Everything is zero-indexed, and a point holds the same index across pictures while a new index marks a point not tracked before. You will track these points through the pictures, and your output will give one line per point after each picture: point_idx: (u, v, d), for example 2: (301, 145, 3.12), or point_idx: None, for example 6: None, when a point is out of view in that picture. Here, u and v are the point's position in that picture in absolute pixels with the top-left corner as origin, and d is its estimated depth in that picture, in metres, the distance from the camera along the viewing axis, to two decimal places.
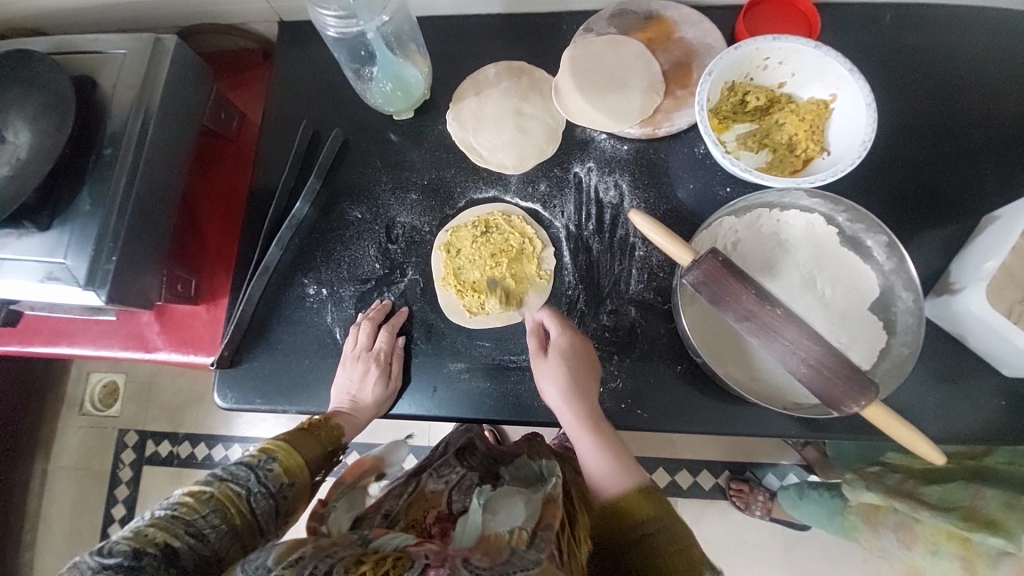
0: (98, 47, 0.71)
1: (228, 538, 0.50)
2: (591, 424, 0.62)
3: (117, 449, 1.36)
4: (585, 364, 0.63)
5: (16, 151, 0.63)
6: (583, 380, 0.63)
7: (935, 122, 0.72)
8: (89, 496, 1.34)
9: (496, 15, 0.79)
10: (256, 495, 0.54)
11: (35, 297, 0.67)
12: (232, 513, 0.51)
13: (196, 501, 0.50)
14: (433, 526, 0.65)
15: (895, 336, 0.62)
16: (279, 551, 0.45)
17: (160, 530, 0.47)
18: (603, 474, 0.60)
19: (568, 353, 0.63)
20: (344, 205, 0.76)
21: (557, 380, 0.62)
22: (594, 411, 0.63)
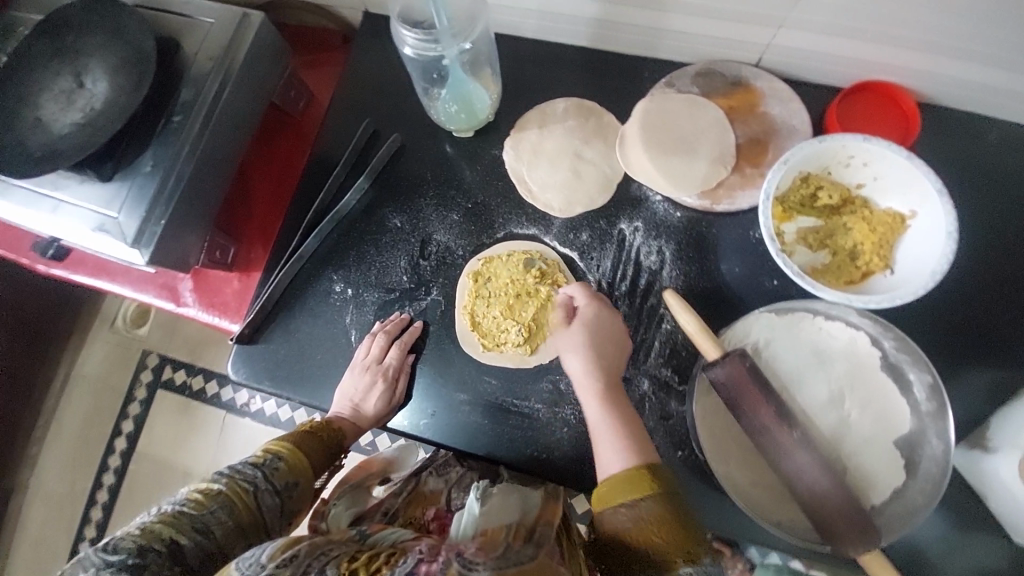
0: (188, 11, 0.73)
1: (233, 533, 0.54)
2: (601, 389, 0.62)
3: (137, 368, 1.44)
4: (611, 335, 0.64)
5: (92, 101, 0.68)
6: (603, 349, 0.63)
7: (1019, 259, 0.66)
8: (103, 406, 1.43)
9: (579, 47, 0.77)
10: (263, 492, 0.57)
11: (86, 242, 0.70)
12: (238, 509, 0.55)
13: (204, 497, 0.54)
14: (432, 523, 0.70)
15: (914, 480, 0.59)
16: (274, 549, 0.48)
17: (166, 526, 0.51)
18: (608, 448, 0.58)
19: (595, 320, 0.64)
20: (386, 210, 0.76)
21: (577, 349, 0.63)
22: (612, 382, 0.62)
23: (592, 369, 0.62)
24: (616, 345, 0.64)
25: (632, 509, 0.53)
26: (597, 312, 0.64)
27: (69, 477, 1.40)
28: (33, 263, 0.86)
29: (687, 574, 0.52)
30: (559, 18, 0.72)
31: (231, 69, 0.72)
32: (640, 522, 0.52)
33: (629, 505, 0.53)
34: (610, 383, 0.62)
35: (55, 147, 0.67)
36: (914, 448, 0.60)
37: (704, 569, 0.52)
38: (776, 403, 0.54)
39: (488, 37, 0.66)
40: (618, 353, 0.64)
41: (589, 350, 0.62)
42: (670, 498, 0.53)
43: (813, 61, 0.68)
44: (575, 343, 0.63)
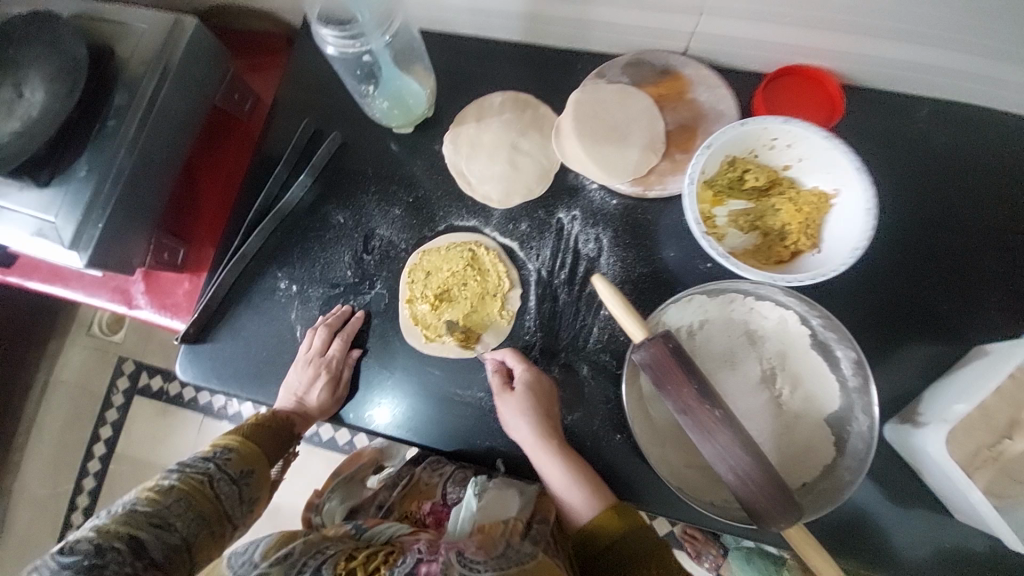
0: (122, 19, 0.73)
1: (195, 523, 0.53)
2: (549, 440, 0.63)
3: (114, 374, 1.43)
4: (545, 392, 0.65)
5: (30, 110, 0.69)
6: (541, 406, 0.64)
7: (948, 232, 0.68)
8: (81, 414, 1.42)
9: (516, 40, 0.78)
10: (219, 482, 0.57)
11: (25, 248, 0.70)
12: (194, 499, 0.54)
13: (157, 494, 0.53)
14: (427, 516, 0.71)
15: (842, 456, 0.59)
16: (267, 548, 0.52)
17: (121, 524, 0.50)
18: (573, 496, 0.61)
19: (534, 382, 0.65)
20: (330, 208, 0.77)
21: (519, 413, 0.63)
22: (556, 431, 0.64)
23: (533, 422, 0.63)
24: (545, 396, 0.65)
25: (621, 549, 0.57)
26: (534, 375, 0.66)
27: (48, 486, 1.39)
28: None
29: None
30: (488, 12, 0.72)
31: (167, 71, 0.72)
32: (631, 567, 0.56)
33: (612, 542, 0.58)
34: (561, 442, 0.64)
35: None
36: (842, 424, 0.60)
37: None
38: (698, 379, 0.54)
39: (402, 31, 0.70)
40: (555, 405, 0.65)
41: (535, 414, 0.63)
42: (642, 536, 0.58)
43: (738, 45, 0.70)
44: (517, 409, 0.64)
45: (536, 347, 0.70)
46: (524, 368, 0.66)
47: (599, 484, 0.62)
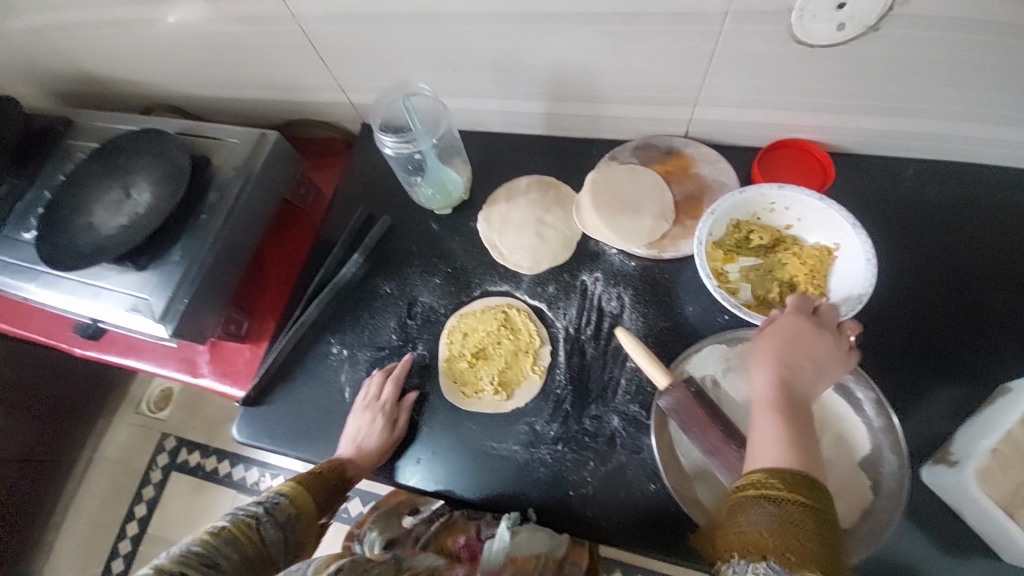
0: (218, 136, 0.90)
1: (241, 564, 0.56)
2: (777, 404, 0.52)
3: (155, 451, 1.50)
4: (806, 342, 0.56)
5: (136, 208, 0.83)
6: (796, 360, 0.55)
7: (955, 278, 0.72)
8: (119, 492, 1.47)
9: (538, 134, 0.92)
10: (264, 524, 0.61)
11: (120, 322, 0.81)
12: (241, 544, 0.57)
13: (210, 536, 0.57)
14: (462, 549, 0.73)
15: (879, 499, 0.58)
16: (319, 563, 0.52)
17: (178, 563, 0.52)
18: (766, 447, 0.49)
19: (793, 329, 0.56)
20: (379, 279, 0.87)
21: (766, 362, 0.55)
22: (793, 402, 0.53)
23: (772, 381, 0.54)
24: (805, 348, 0.56)
25: (768, 511, 0.45)
26: (802, 319, 0.57)
27: (78, 567, 1.40)
28: (68, 346, 0.97)
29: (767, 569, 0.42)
30: (518, 111, 0.88)
31: (251, 172, 0.87)
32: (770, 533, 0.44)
33: (749, 501, 0.46)
34: (791, 400, 0.52)
35: (100, 245, 0.80)
36: (875, 466, 0.60)
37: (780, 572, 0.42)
38: (721, 421, 0.57)
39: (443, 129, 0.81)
40: (806, 373, 0.55)
41: (782, 359, 0.55)
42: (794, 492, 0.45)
43: (731, 126, 0.81)
44: (761, 351, 0.56)
45: (568, 400, 0.73)
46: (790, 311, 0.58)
47: (810, 453, 0.49)
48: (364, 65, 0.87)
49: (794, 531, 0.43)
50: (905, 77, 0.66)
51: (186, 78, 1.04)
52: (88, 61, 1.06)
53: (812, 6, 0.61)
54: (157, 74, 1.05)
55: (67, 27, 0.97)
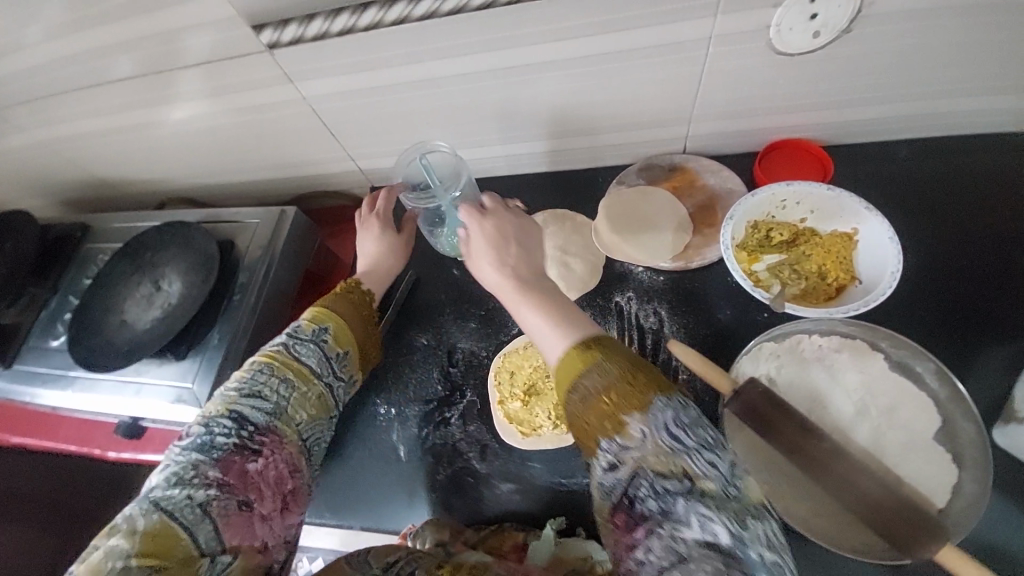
0: (240, 219, 0.93)
1: (283, 388, 0.63)
2: (522, 287, 0.62)
3: None
4: (511, 232, 0.67)
5: (168, 299, 0.84)
6: (506, 249, 0.65)
7: (972, 243, 0.75)
8: None
9: (545, 172, 0.97)
10: (296, 349, 0.66)
11: (165, 415, 0.81)
12: (277, 367, 0.63)
13: (245, 372, 0.62)
14: (510, 553, 0.67)
15: (965, 470, 0.59)
16: (377, 554, 0.56)
17: (221, 405, 0.59)
18: (549, 341, 0.57)
19: (486, 223, 0.67)
20: (413, 333, 0.87)
21: (489, 260, 0.65)
22: (532, 280, 0.63)
23: (507, 269, 0.64)
24: (523, 237, 0.67)
25: (592, 379, 0.52)
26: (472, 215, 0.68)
27: None
28: (103, 451, 0.94)
29: (639, 429, 0.49)
30: (523, 153, 0.93)
31: (276, 249, 0.89)
32: (602, 395, 0.51)
33: (587, 375, 0.52)
34: (530, 284, 0.62)
35: (138, 341, 0.81)
36: (952, 436, 0.61)
37: (660, 418, 0.49)
38: (795, 417, 0.58)
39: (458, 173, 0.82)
40: (530, 245, 0.68)
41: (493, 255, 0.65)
42: (614, 357, 0.53)
43: (727, 137, 0.86)
44: (484, 254, 0.65)
45: None
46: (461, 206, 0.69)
47: (580, 324, 0.57)
48: (371, 133, 0.91)
49: (631, 378, 0.51)
50: (880, 72, 0.72)
51: (195, 170, 1.08)
52: (98, 167, 1.09)
53: (787, 20, 0.65)
54: (167, 170, 1.09)
55: (79, 139, 1.01)
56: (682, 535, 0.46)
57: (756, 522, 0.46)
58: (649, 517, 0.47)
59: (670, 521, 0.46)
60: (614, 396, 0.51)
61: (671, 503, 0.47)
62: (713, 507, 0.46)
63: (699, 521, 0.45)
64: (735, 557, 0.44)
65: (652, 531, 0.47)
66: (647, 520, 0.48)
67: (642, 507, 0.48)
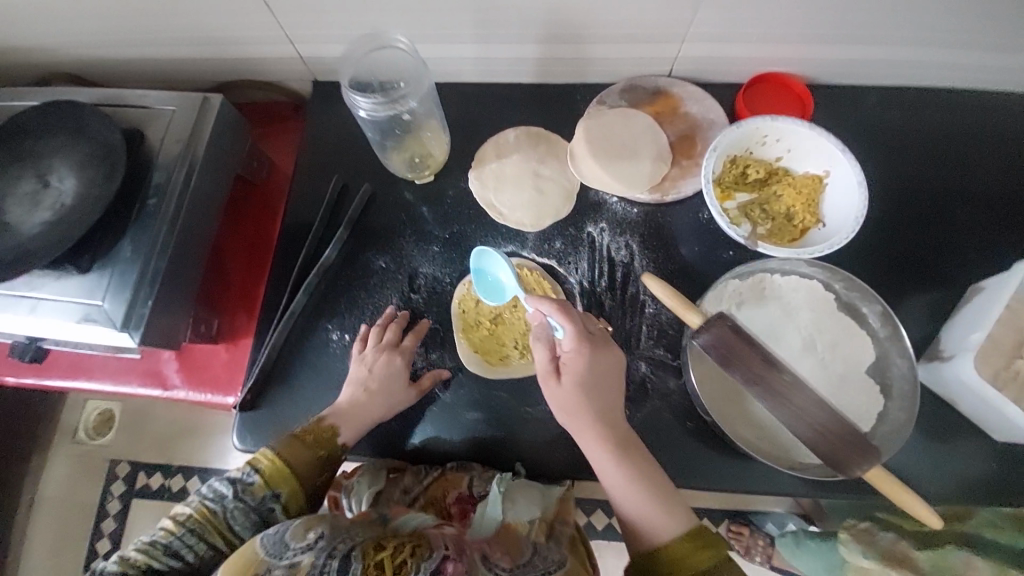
0: (147, 103, 0.76)
1: (210, 553, 0.61)
2: (617, 445, 0.62)
3: (107, 480, 1.52)
4: (600, 365, 0.62)
5: (61, 197, 0.69)
6: (603, 396, 0.62)
7: (921, 194, 0.80)
8: (74, 526, 1.49)
9: (520, 84, 0.88)
10: (232, 509, 0.62)
11: (71, 335, 0.70)
12: (207, 527, 0.61)
13: (175, 525, 0.61)
14: (453, 507, 0.71)
15: (891, 398, 0.66)
16: (299, 530, 0.56)
17: (144, 554, 0.59)
18: (654, 532, 0.60)
19: (594, 379, 0.62)
20: (369, 254, 0.80)
21: (600, 448, 0.62)
22: (623, 438, 0.62)
23: (603, 425, 0.62)
24: (610, 377, 0.63)
25: None
26: (586, 355, 0.62)
27: None
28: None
29: None
30: (498, 57, 0.83)
31: (197, 144, 0.74)
32: None
33: (702, 575, 0.57)
34: (642, 475, 0.61)
35: (25, 247, 0.66)
36: (883, 370, 0.67)
37: None
38: (762, 353, 0.59)
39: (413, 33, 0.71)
40: (605, 379, 0.62)
41: (606, 443, 0.62)
42: (704, 562, 0.58)
43: (716, 62, 0.81)
44: (592, 439, 0.62)
45: None
46: (574, 350, 0.62)
47: (674, 498, 0.61)
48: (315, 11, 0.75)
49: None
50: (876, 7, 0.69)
51: (79, 38, 0.85)
52: None
53: None
54: (38, 34, 0.85)
55: None
56: None
57: None
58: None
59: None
60: None
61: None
62: None
63: None
64: None
65: None
66: None
67: None
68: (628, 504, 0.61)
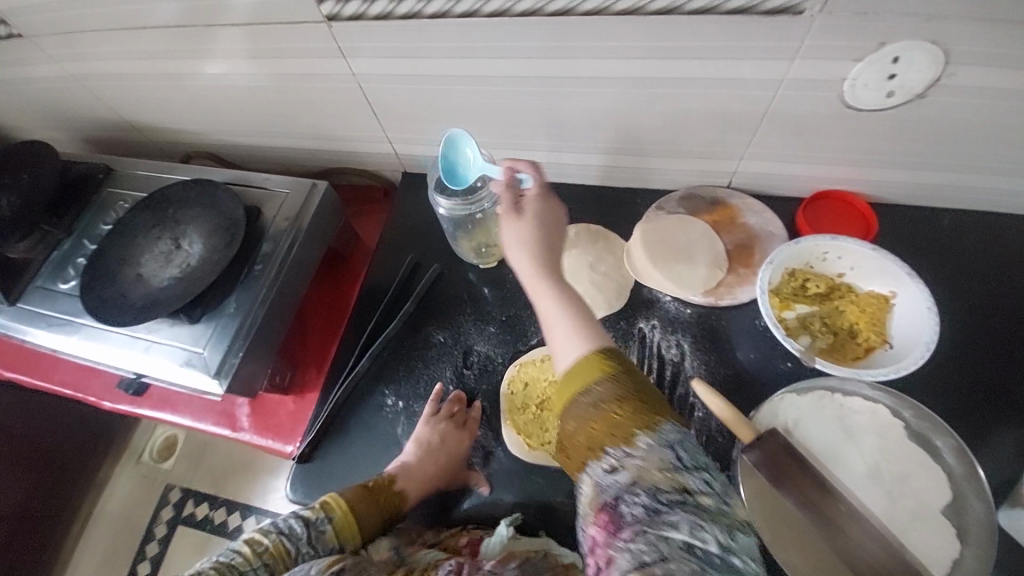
0: (269, 185, 0.92)
1: None
2: (548, 271, 0.61)
3: (160, 503, 1.60)
4: (551, 223, 0.65)
5: (188, 259, 0.82)
6: (547, 241, 0.63)
7: (1000, 322, 0.76)
8: (122, 545, 1.57)
9: (584, 185, 0.96)
10: (304, 552, 0.63)
11: (171, 377, 0.81)
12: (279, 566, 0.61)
13: (252, 555, 0.61)
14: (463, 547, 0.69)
15: (971, 549, 0.59)
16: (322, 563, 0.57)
17: None
18: (564, 339, 0.56)
19: (537, 214, 0.65)
20: (430, 328, 0.87)
21: (522, 246, 0.63)
22: (556, 269, 0.62)
23: (533, 252, 0.62)
24: (559, 235, 0.65)
25: (596, 394, 0.51)
26: (548, 203, 0.67)
27: None
28: (100, 399, 0.97)
29: (645, 442, 0.48)
30: (567, 163, 0.92)
31: (304, 221, 0.87)
32: (605, 409, 0.50)
33: (594, 386, 0.51)
34: (557, 273, 0.61)
35: (155, 298, 0.80)
36: (961, 515, 0.61)
37: (669, 437, 0.48)
38: (810, 472, 0.58)
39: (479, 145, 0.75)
40: (557, 237, 0.65)
41: (535, 250, 0.62)
42: (626, 377, 0.51)
43: (775, 179, 0.85)
44: (522, 252, 0.63)
45: None
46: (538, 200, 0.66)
47: (594, 328, 0.56)
48: (418, 120, 0.89)
49: (627, 398, 0.50)
50: (928, 142, 0.72)
51: (227, 128, 1.06)
52: (129, 109, 1.07)
53: (863, 76, 0.64)
54: (199, 122, 1.06)
55: (109, 78, 0.98)
56: (668, 536, 0.44)
57: (744, 536, 0.45)
58: (635, 527, 0.45)
59: (657, 526, 0.45)
60: (622, 412, 0.50)
61: (664, 508, 0.45)
62: (704, 515, 0.45)
63: (690, 526, 0.44)
64: (720, 565, 0.43)
65: (638, 536, 0.45)
66: (631, 525, 0.46)
67: (629, 513, 0.46)
68: (526, 267, 0.62)
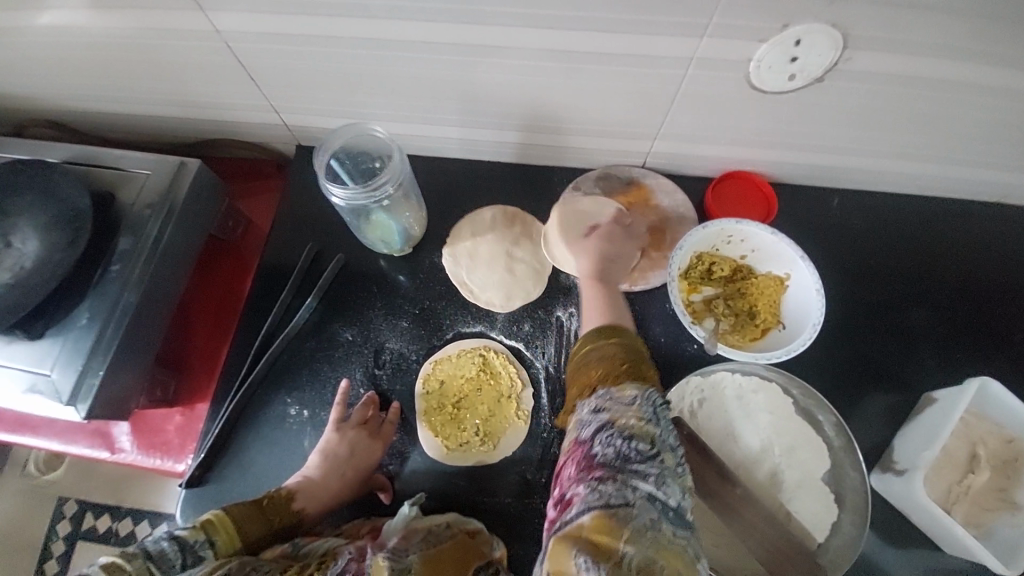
0: (124, 165, 0.77)
1: None
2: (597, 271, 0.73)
3: (55, 518, 1.43)
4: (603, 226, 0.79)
5: (20, 260, 0.65)
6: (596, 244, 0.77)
7: (879, 296, 0.82)
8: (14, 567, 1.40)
9: (499, 163, 0.90)
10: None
11: (16, 402, 0.69)
12: None
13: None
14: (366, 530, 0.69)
15: (844, 509, 0.67)
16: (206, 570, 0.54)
17: None
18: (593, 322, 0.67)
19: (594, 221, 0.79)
20: (335, 326, 0.80)
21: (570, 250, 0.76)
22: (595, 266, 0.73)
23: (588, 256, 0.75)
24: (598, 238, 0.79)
25: (601, 351, 0.55)
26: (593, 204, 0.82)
27: None
28: None
29: (633, 394, 0.50)
30: (479, 139, 0.85)
31: (171, 211, 0.74)
32: (606, 363, 0.54)
33: (597, 346, 0.56)
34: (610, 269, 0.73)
35: None
36: (839, 480, 0.68)
37: (654, 398, 0.50)
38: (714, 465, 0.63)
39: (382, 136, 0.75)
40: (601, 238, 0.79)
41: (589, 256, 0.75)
42: (627, 343, 0.55)
43: (687, 159, 0.85)
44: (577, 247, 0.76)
45: (555, 441, 0.74)
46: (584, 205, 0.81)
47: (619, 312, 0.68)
48: (305, 88, 0.77)
49: (626, 360, 0.53)
50: (824, 126, 0.73)
51: (65, 91, 0.86)
52: None
53: (768, 58, 0.63)
54: (25, 82, 0.85)
55: None
56: (636, 484, 0.46)
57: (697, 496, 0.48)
58: (606, 464, 0.47)
59: (627, 470, 0.46)
60: (618, 367, 0.53)
61: (633, 458, 0.47)
62: (666, 473, 0.47)
63: (656, 478, 0.46)
64: (675, 517, 0.46)
65: (609, 477, 0.47)
66: (603, 466, 0.47)
67: (601, 451, 0.48)
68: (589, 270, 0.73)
